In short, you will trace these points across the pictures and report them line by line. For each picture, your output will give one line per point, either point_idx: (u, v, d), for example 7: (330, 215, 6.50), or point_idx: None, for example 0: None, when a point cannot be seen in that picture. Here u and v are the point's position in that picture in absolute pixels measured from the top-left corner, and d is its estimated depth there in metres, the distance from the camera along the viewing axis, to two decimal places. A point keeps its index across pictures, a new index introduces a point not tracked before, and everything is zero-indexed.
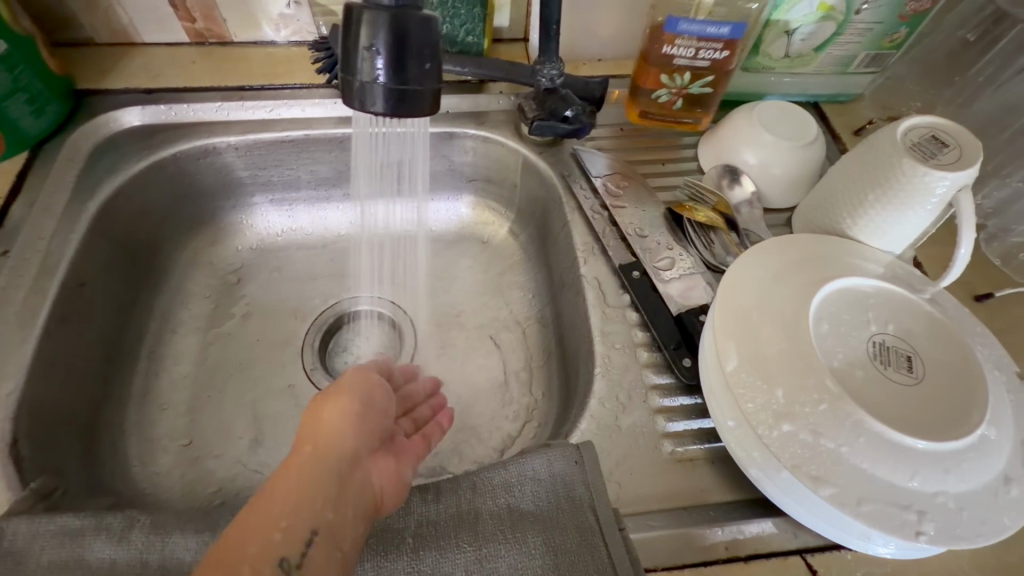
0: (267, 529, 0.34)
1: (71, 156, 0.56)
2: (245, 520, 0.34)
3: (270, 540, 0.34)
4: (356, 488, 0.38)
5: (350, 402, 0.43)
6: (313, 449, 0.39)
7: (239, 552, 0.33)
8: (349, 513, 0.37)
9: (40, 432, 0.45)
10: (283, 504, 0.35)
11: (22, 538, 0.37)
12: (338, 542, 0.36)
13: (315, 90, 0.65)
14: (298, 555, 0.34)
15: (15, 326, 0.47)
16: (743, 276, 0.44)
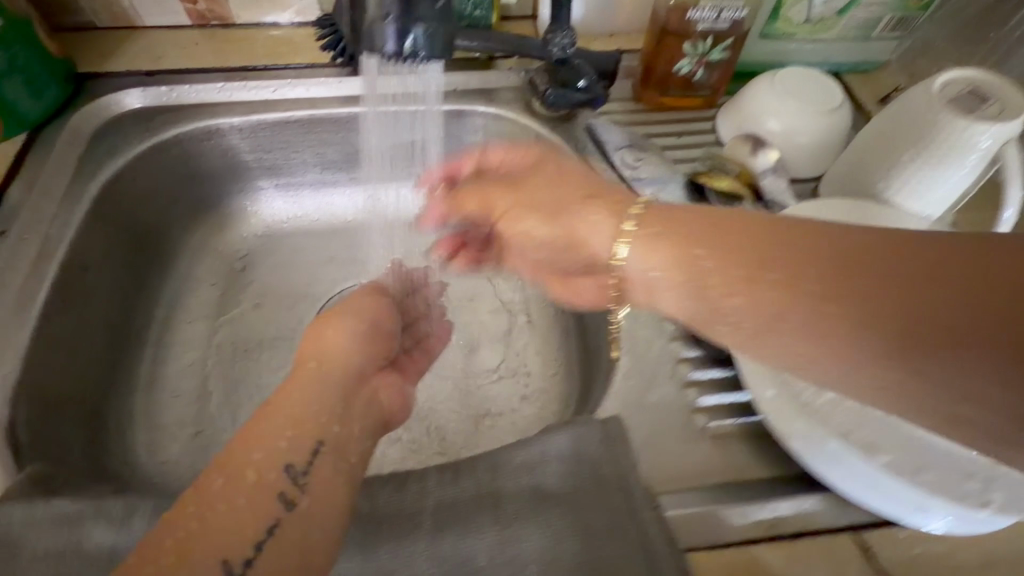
0: (273, 436, 0.33)
1: (71, 138, 0.54)
2: (253, 427, 0.34)
3: (276, 447, 0.33)
4: (364, 400, 0.41)
5: (357, 325, 0.45)
6: (317, 364, 0.40)
7: (242, 458, 0.32)
8: (356, 427, 0.38)
9: (39, 418, 0.43)
10: (293, 411, 0.35)
11: (20, 522, 0.35)
12: (345, 455, 0.36)
13: (319, 68, 0.63)
14: (304, 464, 0.33)
15: (12, 309, 0.44)
16: None
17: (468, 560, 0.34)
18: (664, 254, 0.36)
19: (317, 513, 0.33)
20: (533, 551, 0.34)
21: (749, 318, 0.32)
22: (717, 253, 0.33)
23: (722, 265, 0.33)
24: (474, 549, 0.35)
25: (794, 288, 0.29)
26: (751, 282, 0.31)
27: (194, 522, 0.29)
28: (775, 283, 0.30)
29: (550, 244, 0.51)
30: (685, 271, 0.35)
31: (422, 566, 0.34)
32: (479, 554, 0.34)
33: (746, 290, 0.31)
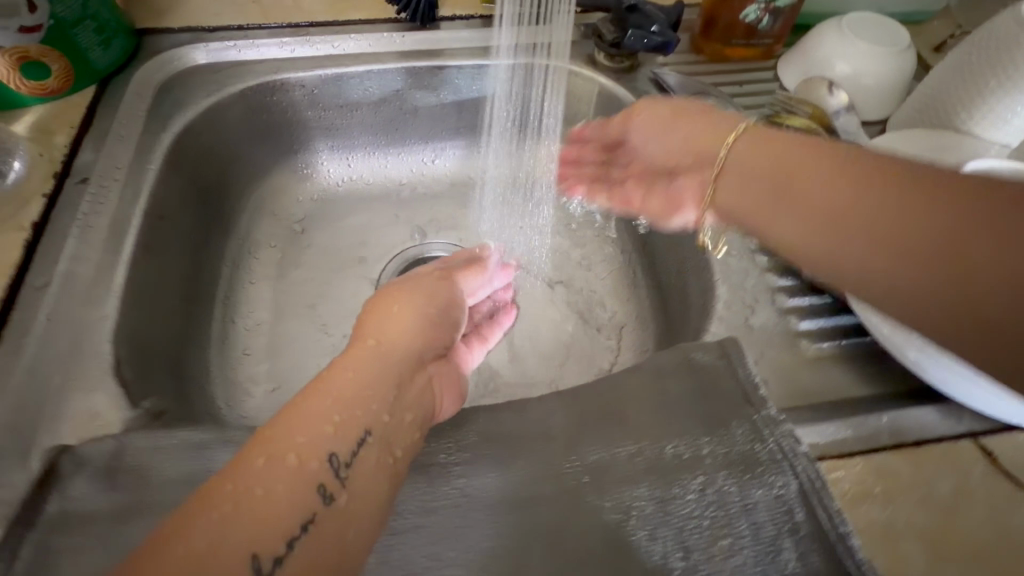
0: (319, 418, 0.30)
1: (138, 91, 0.53)
2: (299, 405, 0.31)
3: (322, 432, 0.30)
4: (418, 390, 0.36)
5: (416, 302, 0.42)
6: (377, 344, 0.37)
7: (287, 439, 0.29)
8: (407, 417, 0.34)
9: (138, 361, 0.42)
10: (341, 393, 0.32)
11: (144, 452, 0.34)
12: (391, 447, 0.32)
13: (380, 24, 0.62)
14: (348, 455, 0.30)
15: (102, 252, 0.43)
16: None
17: (613, 468, 0.34)
18: (753, 165, 0.39)
19: (356, 510, 0.30)
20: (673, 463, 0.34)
21: (785, 229, 0.36)
22: (796, 176, 0.36)
23: (797, 192, 0.35)
24: (614, 461, 0.34)
25: (855, 207, 0.32)
26: (825, 191, 0.34)
27: (230, 501, 0.26)
28: (841, 196, 0.33)
29: (675, 147, 0.45)
30: (761, 184, 0.38)
31: (564, 477, 0.34)
32: (620, 463, 0.34)
33: (805, 201, 0.35)
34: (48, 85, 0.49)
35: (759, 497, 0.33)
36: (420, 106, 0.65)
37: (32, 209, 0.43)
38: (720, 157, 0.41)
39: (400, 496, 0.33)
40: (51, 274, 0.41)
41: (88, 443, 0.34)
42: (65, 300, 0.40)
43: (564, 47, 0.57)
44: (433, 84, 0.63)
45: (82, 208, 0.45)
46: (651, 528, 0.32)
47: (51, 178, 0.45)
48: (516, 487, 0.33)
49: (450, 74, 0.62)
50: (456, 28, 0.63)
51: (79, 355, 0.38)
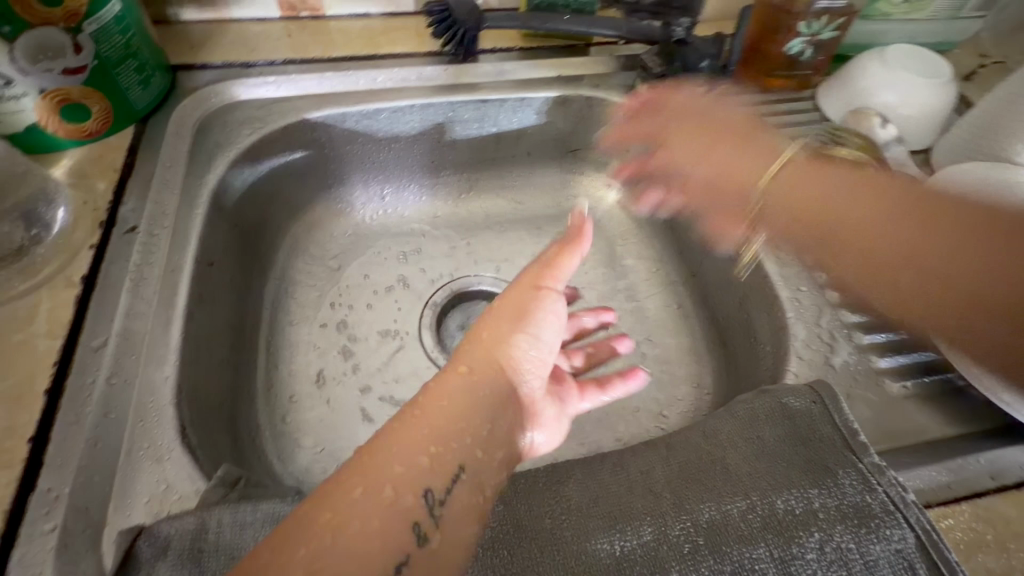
0: (416, 448, 0.31)
1: (179, 131, 0.51)
2: (397, 431, 0.32)
3: (417, 466, 0.30)
4: (503, 432, 0.35)
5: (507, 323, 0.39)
6: (470, 377, 0.36)
7: (386, 465, 0.30)
8: (497, 455, 0.34)
9: (200, 423, 0.39)
10: (434, 422, 0.32)
11: (229, 531, 0.32)
12: (482, 485, 0.32)
13: (420, 57, 0.61)
14: (441, 491, 0.30)
15: (157, 305, 0.41)
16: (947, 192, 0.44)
17: (728, 526, 0.33)
18: (758, 148, 0.52)
19: (446, 554, 0.29)
20: (786, 517, 0.33)
21: (804, 235, 0.47)
22: (798, 166, 0.49)
23: (800, 172, 0.49)
24: (727, 518, 0.33)
25: (884, 198, 0.43)
26: (913, 201, 0.42)
27: (330, 532, 0.26)
28: (904, 196, 0.43)
29: (725, 169, 0.53)
30: (717, 157, 0.53)
31: (679, 538, 0.32)
32: (735, 520, 0.33)
33: (816, 177, 0.47)
34: (88, 126, 0.47)
35: (879, 552, 0.32)
36: (459, 139, 0.63)
37: (80, 262, 0.41)
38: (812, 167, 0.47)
39: (514, 568, 0.31)
40: (107, 333, 0.39)
41: (166, 521, 0.31)
42: (123, 360, 0.38)
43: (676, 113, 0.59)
44: (475, 117, 0.62)
45: (134, 260, 0.42)
46: None
47: (98, 229, 0.43)
48: (633, 551, 0.32)
49: (492, 108, 0.61)
50: (496, 60, 0.62)
51: (144, 421, 0.36)
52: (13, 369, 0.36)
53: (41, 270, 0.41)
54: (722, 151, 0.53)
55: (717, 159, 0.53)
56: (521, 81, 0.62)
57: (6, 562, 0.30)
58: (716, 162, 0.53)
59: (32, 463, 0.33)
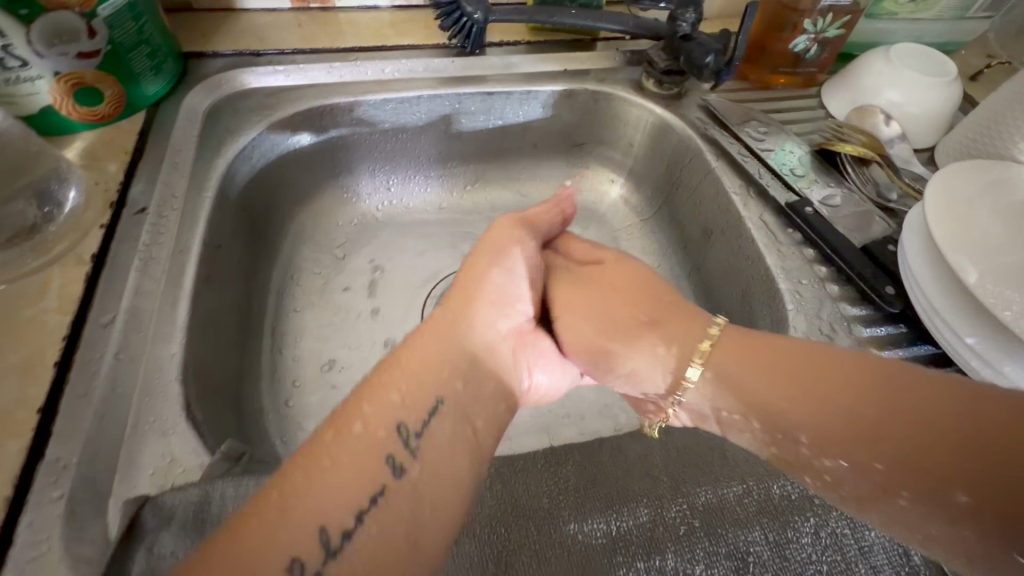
0: (389, 387, 0.32)
1: (189, 117, 0.52)
2: (369, 376, 0.33)
3: (389, 402, 0.31)
4: (483, 369, 0.36)
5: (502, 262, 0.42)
6: (457, 319, 0.38)
7: (358, 408, 0.31)
8: (478, 390, 0.35)
9: (205, 401, 0.40)
10: (408, 363, 0.34)
11: (232, 503, 0.32)
12: (463, 420, 0.33)
13: (428, 49, 0.62)
14: (416, 425, 0.31)
15: (165, 285, 0.41)
16: (948, 186, 0.45)
17: (725, 510, 0.33)
18: (676, 331, 0.38)
19: (429, 484, 0.30)
20: (782, 502, 0.33)
21: (799, 401, 0.31)
22: (731, 341, 0.36)
23: (729, 354, 0.35)
24: (724, 502, 0.33)
25: (847, 374, 0.30)
26: (819, 355, 0.32)
27: (301, 474, 0.27)
28: (825, 356, 0.32)
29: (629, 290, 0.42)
30: (617, 307, 0.41)
31: (676, 520, 0.32)
32: (731, 505, 0.33)
33: (745, 357, 0.34)
34: (100, 110, 0.48)
35: (875, 538, 0.32)
36: (465, 131, 0.64)
37: (90, 241, 0.42)
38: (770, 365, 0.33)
39: (510, 545, 0.31)
40: (116, 310, 0.39)
41: (170, 493, 0.32)
42: (131, 337, 0.38)
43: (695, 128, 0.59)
44: (480, 109, 0.62)
45: (143, 240, 0.43)
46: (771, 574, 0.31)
47: (108, 210, 0.44)
48: (630, 531, 0.32)
49: (498, 100, 0.62)
50: (503, 54, 0.63)
51: (150, 396, 0.36)
52: (23, 342, 0.37)
53: (53, 248, 0.41)
54: (615, 269, 0.44)
55: (613, 296, 0.42)
56: (527, 75, 0.62)
57: (15, 527, 0.30)
58: (621, 317, 0.41)
59: (40, 433, 0.34)
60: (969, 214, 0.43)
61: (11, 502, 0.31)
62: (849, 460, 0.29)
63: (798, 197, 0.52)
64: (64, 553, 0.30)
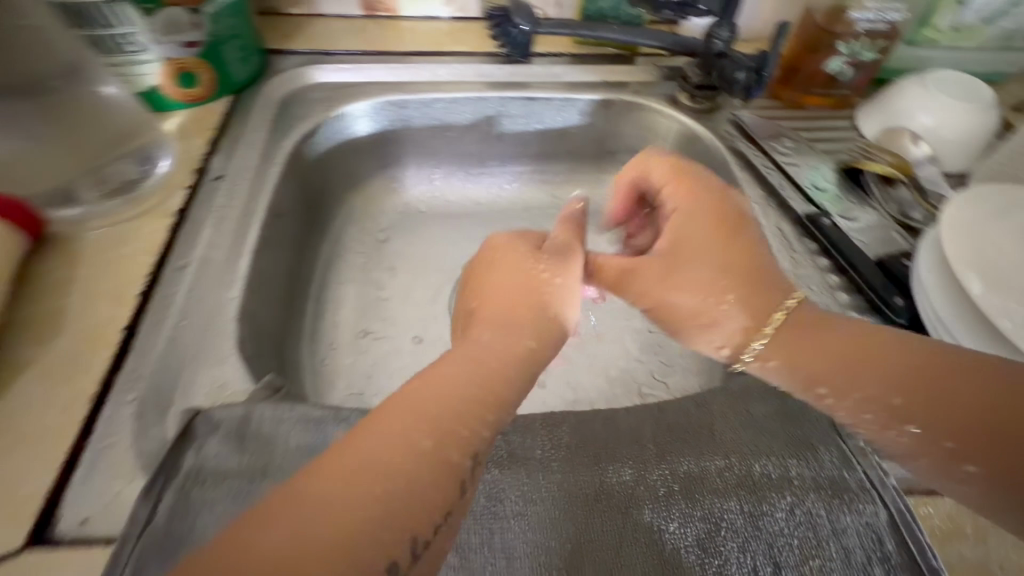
0: (471, 406, 0.30)
1: (266, 104, 0.60)
2: (445, 377, 0.31)
3: (471, 426, 0.30)
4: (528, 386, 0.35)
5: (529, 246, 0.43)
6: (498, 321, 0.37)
7: (436, 415, 0.29)
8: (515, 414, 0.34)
9: (254, 342, 0.46)
10: (486, 378, 0.32)
11: (268, 422, 0.37)
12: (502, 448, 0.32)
13: (478, 56, 0.68)
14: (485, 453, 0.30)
15: (232, 241, 0.48)
16: (969, 203, 0.46)
17: (705, 479, 0.35)
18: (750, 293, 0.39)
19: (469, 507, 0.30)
20: (763, 480, 0.35)
21: (841, 376, 0.35)
22: (797, 321, 0.38)
23: (792, 335, 0.37)
24: (705, 473, 0.36)
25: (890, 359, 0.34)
26: (864, 337, 0.36)
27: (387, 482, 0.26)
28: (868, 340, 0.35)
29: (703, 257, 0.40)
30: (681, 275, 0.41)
31: (656, 483, 0.35)
32: (711, 476, 0.36)
33: (800, 344, 0.37)
34: (196, 92, 0.56)
35: (849, 522, 0.34)
36: (507, 133, 0.69)
37: (176, 199, 0.50)
38: (815, 348, 0.36)
39: (502, 485, 0.35)
40: (190, 257, 0.46)
41: (219, 408, 0.37)
42: (200, 280, 0.45)
43: (743, 156, 0.59)
44: (522, 113, 0.67)
45: (218, 202, 0.50)
46: (742, 540, 0.33)
47: (192, 175, 0.52)
48: (612, 486, 0.35)
49: (539, 105, 0.67)
50: (547, 63, 0.68)
51: (211, 329, 0.42)
52: (115, 275, 0.44)
53: (145, 202, 0.49)
54: (700, 231, 0.42)
55: (685, 264, 0.41)
56: (568, 83, 0.67)
57: (95, 420, 0.37)
58: (686, 287, 0.40)
59: (122, 348, 0.40)
60: (984, 231, 0.44)
61: (94, 399, 0.37)
62: (872, 420, 0.34)
63: (818, 210, 0.54)
64: (130, 445, 0.36)
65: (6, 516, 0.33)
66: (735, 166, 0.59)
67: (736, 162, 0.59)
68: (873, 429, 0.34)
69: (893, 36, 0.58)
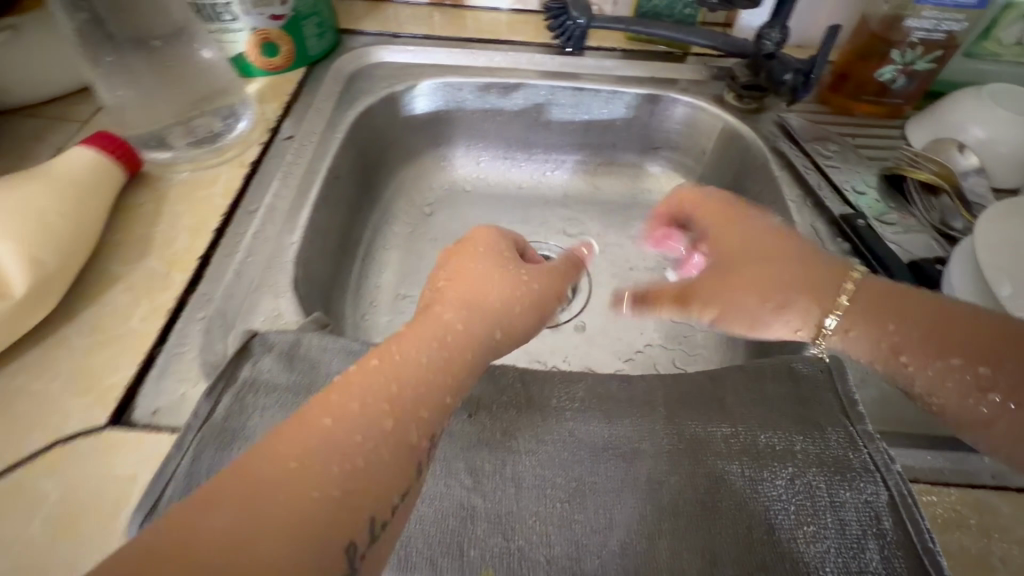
0: (411, 380, 0.30)
1: (335, 77, 0.65)
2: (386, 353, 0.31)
3: (417, 402, 0.30)
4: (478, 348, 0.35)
5: (491, 251, 0.42)
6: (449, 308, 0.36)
7: (376, 388, 0.29)
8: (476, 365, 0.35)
9: (307, 285, 0.50)
10: (430, 355, 0.32)
11: (315, 349, 0.42)
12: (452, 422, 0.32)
13: (533, 46, 0.72)
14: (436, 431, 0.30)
15: (298, 194, 0.53)
16: (1013, 211, 0.45)
17: (709, 443, 0.37)
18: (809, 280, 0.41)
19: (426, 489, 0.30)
20: (766, 451, 0.37)
21: (919, 348, 0.36)
22: (862, 291, 0.39)
23: (866, 303, 0.39)
24: (710, 437, 0.38)
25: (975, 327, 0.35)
26: (934, 305, 0.37)
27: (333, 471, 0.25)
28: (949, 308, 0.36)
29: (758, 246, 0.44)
30: (746, 269, 0.43)
31: (663, 440, 0.38)
32: (716, 441, 0.37)
33: (873, 314, 0.38)
34: (275, 62, 0.62)
35: (848, 497, 0.35)
36: (554, 121, 0.72)
37: (251, 153, 0.55)
38: (889, 320, 0.38)
39: (518, 425, 0.38)
40: (260, 203, 0.51)
41: (274, 333, 0.42)
42: (267, 224, 0.50)
43: (785, 155, 0.60)
44: (570, 103, 0.70)
45: (288, 159, 0.55)
46: (739, 500, 0.35)
47: (266, 133, 0.57)
48: (620, 439, 0.38)
49: (587, 96, 0.69)
50: (599, 57, 0.71)
51: (272, 266, 0.47)
52: (194, 212, 0.50)
53: (225, 153, 0.55)
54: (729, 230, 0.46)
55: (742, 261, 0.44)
56: (617, 77, 0.69)
57: (170, 330, 0.42)
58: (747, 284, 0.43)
59: (196, 274, 0.46)
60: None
61: (170, 313, 0.43)
62: (956, 393, 0.35)
63: (854, 211, 0.54)
64: (198, 354, 0.41)
65: (93, 398, 0.38)
66: (774, 165, 0.60)
67: (776, 161, 0.60)
68: (952, 399, 0.35)
69: (952, 46, 0.58)
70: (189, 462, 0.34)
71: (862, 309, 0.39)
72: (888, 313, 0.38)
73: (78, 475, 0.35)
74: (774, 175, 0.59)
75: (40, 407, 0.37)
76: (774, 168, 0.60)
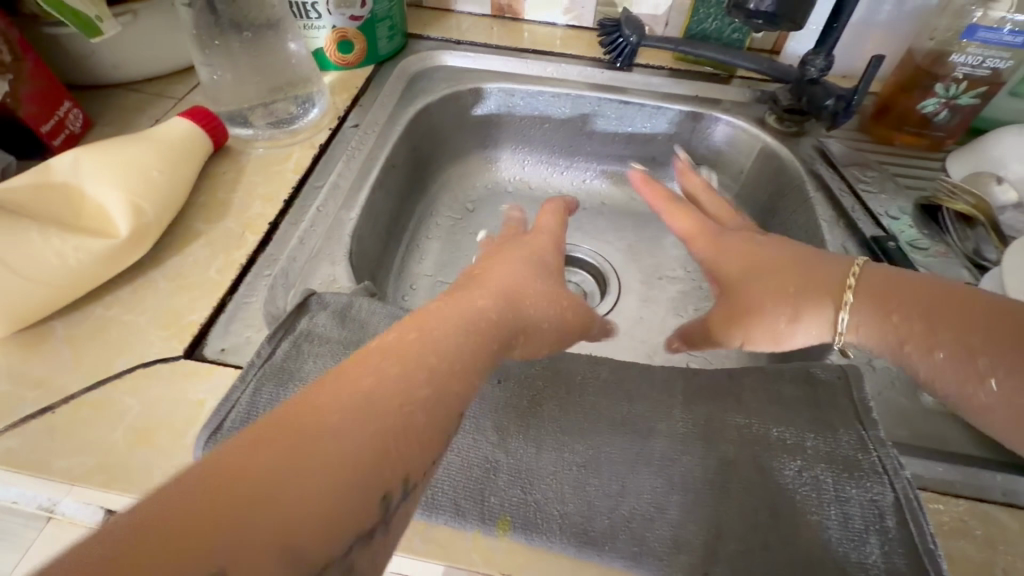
0: (447, 371, 0.31)
1: (399, 76, 0.71)
2: (425, 337, 0.32)
3: (452, 387, 0.30)
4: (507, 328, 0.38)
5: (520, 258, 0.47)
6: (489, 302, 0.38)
7: (415, 366, 0.30)
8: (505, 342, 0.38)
9: (359, 258, 0.55)
10: (459, 347, 0.32)
11: (364, 310, 0.45)
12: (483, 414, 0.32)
13: (584, 59, 0.76)
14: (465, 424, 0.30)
15: (359, 176, 0.58)
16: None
17: (723, 430, 0.39)
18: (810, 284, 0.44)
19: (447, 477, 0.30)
20: (777, 446, 0.39)
21: (918, 333, 0.38)
22: (871, 280, 0.42)
23: (874, 291, 0.41)
24: (724, 425, 0.40)
25: (973, 309, 0.37)
26: (943, 293, 0.39)
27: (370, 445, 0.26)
28: (954, 293, 0.38)
29: (765, 254, 0.49)
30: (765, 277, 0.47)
31: (679, 424, 0.40)
32: (729, 429, 0.40)
33: (879, 300, 0.41)
34: (349, 59, 0.68)
35: (854, 495, 0.36)
36: (598, 131, 0.76)
37: (321, 137, 0.61)
38: (891, 310, 0.40)
39: (544, 395, 0.41)
40: (326, 181, 0.57)
41: (330, 294, 0.46)
42: (330, 200, 0.55)
43: (822, 178, 0.62)
44: (616, 115, 0.74)
45: (352, 145, 0.61)
46: (746, 485, 0.36)
47: (335, 121, 0.63)
48: (638, 418, 0.40)
49: (631, 109, 0.73)
50: (646, 74, 0.74)
51: (331, 237, 0.52)
52: (268, 184, 0.55)
53: (298, 135, 0.61)
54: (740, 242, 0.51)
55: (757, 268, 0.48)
56: (662, 93, 0.73)
57: (240, 283, 0.47)
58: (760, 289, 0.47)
59: (266, 237, 0.51)
60: None
61: (242, 268, 0.48)
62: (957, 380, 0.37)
63: (886, 233, 0.56)
64: (262, 305, 0.46)
65: (172, 333, 0.43)
66: (811, 187, 0.62)
67: (813, 184, 0.62)
68: (951, 384, 0.37)
69: (998, 83, 0.58)
70: (251, 393, 0.38)
71: (873, 298, 0.41)
72: (891, 300, 0.40)
73: (154, 396, 0.39)
74: (809, 197, 0.61)
75: (128, 335, 0.43)
76: (811, 189, 0.62)
